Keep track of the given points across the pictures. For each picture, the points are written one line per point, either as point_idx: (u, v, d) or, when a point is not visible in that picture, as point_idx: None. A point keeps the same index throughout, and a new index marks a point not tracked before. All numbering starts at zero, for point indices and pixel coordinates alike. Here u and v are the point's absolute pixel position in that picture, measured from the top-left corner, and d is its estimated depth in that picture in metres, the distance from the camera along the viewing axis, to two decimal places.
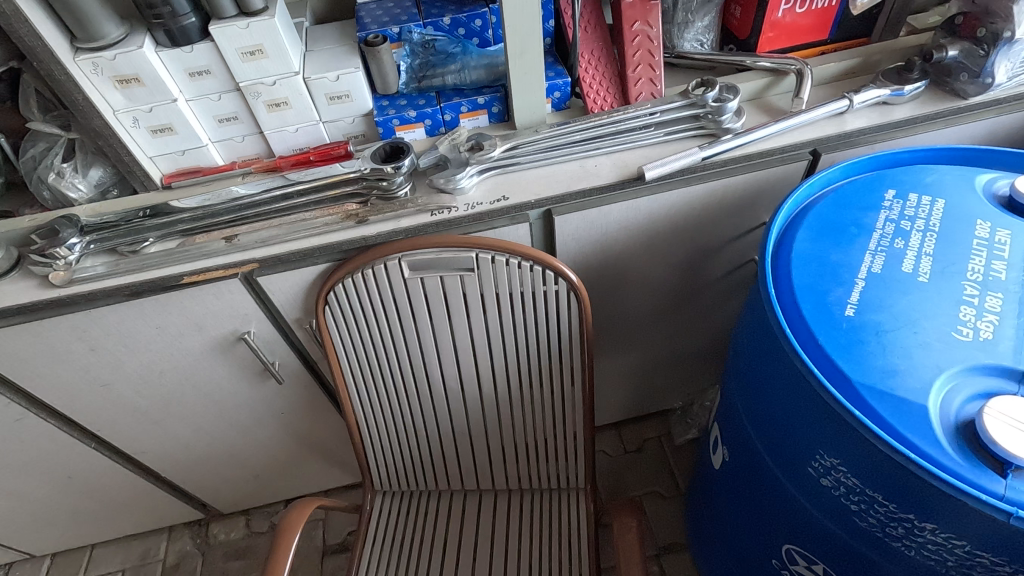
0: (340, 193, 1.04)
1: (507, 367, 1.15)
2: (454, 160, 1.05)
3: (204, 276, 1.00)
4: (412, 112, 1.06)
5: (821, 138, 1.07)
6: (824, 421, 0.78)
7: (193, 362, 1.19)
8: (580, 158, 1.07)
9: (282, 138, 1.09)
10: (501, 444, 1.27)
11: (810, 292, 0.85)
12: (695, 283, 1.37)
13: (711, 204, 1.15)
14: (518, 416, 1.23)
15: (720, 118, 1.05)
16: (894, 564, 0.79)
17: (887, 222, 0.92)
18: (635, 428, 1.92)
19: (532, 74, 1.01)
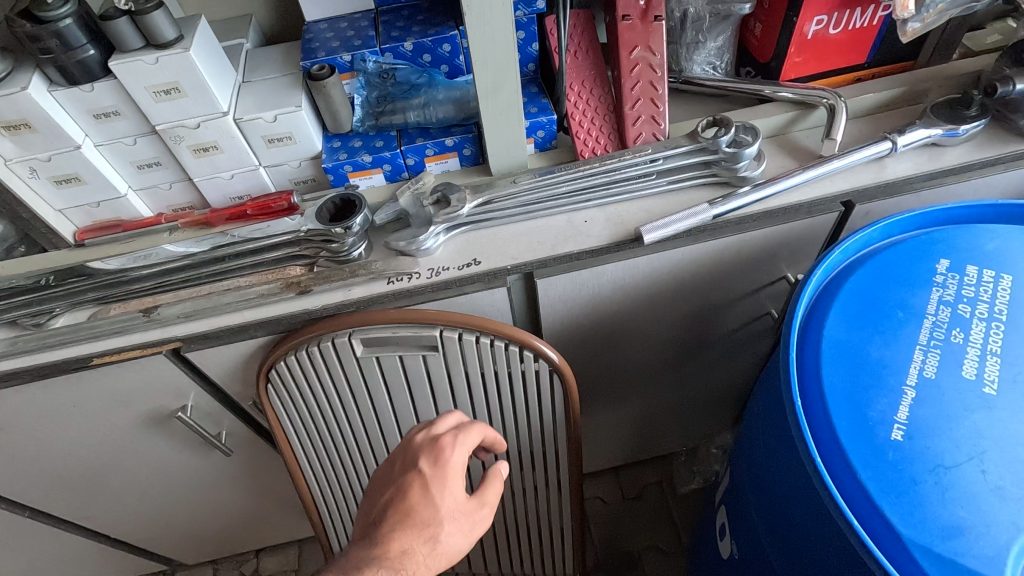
0: (280, 254, 0.88)
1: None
2: (417, 217, 0.88)
3: (118, 356, 0.84)
4: (367, 157, 0.89)
5: (856, 188, 0.89)
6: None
7: (126, 435, 1.04)
8: (567, 212, 0.90)
9: (215, 185, 0.92)
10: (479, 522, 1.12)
11: (845, 402, 0.69)
12: (703, 337, 1.20)
13: (722, 261, 0.98)
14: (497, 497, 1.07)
15: (736, 166, 0.87)
16: None
17: (940, 304, 0.75)
18: (634, 472, 1.76)
19: (508, 114, 0.83)
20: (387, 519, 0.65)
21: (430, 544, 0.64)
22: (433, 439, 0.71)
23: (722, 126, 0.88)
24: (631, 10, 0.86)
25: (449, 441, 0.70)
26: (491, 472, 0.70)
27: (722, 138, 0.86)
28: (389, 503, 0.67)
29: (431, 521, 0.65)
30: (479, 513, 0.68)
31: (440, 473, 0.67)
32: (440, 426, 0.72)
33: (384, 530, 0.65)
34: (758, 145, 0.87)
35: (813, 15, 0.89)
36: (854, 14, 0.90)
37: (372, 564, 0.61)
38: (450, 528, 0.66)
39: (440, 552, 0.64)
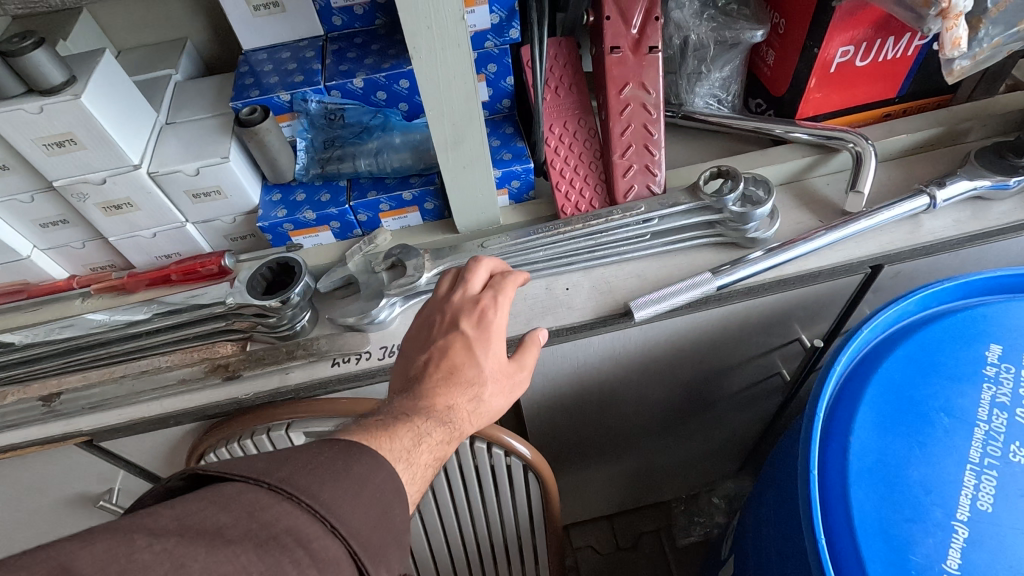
0: (207, 330, 0.75)
1: (448, 537, 0.87)
2: (368, 285, 0.75)
3: (14, 453, 0.72)
4: (310, 213, 0.76)
5: (887, 253, 0.75)
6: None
7: (47, 519, 0.92)
8: (544, 278, 0.77)
9: (135, 243, 0.79)
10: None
11: (885, 544, 0.58)
12: (705, 398, 1.07)
13: (727, 328, 0.85)
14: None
15: (744, 227, 0.74)
16: None
17: (994, 409, 0.64)
18: (630, 519, 1.63)
19: (474, 167, 0.70)
20: (429, 374, 0.62)
21: (474, 401, 0.62)
22: (472, 300, 0.67)
23: (730, 179, 0.75)
24: (622, 40, 0.73)
25: (491, 303, 0.66)
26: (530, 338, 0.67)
27: (732, 193, 0.73)
28: (430, 361, 0.63)
29: (475, 381, 0.62)
30: (517, 376, 0.65)
31: (485, 334, 0.64)
32: (475, 283, 0.68)
33: (427, 384, 0.62)
34: (773, 200, 0.74)
35: (838, 46, 0.75)
36: (886, 44, 0.76)
37: (421, 415, 0.58)
38: (489, 386, 0.63)
39: (481, 409, 0.62)
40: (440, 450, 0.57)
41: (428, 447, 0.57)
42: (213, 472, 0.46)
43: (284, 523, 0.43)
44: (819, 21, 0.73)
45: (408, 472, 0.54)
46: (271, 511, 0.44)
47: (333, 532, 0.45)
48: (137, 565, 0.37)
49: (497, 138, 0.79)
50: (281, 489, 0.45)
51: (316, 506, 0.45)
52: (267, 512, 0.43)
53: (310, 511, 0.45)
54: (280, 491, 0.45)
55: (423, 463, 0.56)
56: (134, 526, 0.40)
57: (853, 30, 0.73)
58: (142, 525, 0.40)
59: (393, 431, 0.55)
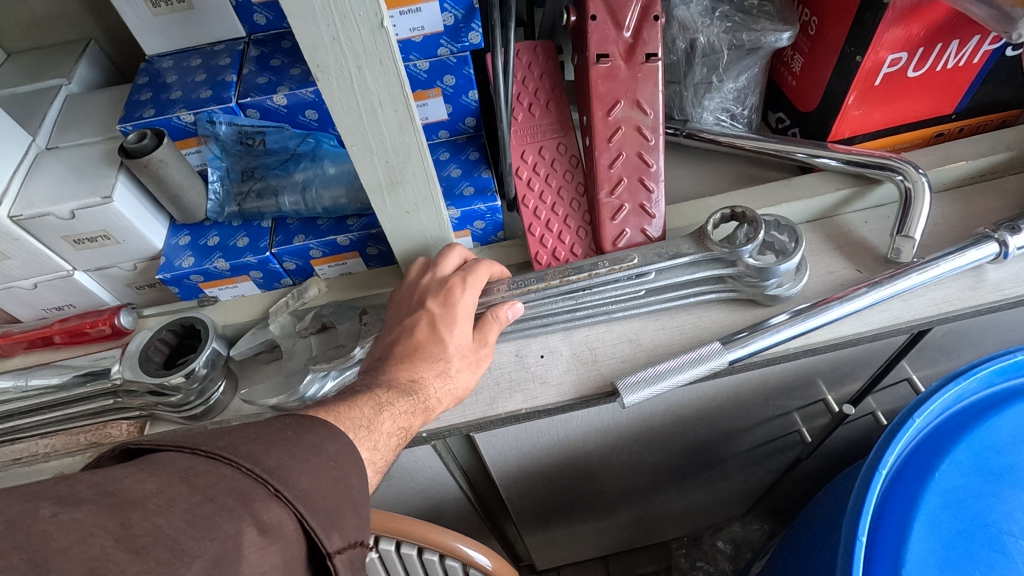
0: (94, 409, 0.60)
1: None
2: (294, 355, 0.60)
3: None
4: (221, 262, 0.61)
5: (944, 314, 0.59)
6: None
7: None
8: (513, 341, 0.62)
9: (13, 295, 0.64)
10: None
11: None
12: (711, 457, 0.92)
13: (739, 396, 0.70)
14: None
15: (762, 282, 0.59)
16: None
17: None
18: (626, 561, 1.49)
19: (421, 211, 0.55)
20: (393, 354, 0.53)
21: (442, 377, 0.52)
22: (440, 281, 0.57)
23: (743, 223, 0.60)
24: (611, 46, 0.57)
25: (459, 282, 0.56)
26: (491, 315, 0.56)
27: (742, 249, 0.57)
28: (395, 342, 0.54)
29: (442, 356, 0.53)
30: (483, 353, 0.55)
31: (451, 312, 0.54)
32: (448, 266, 0.57)
33: (391, 363, 0.52)
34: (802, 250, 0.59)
35: (888, 51, 0.59)
36: (948, 49, 0.60)
37: (382, 386, 0.48)
38: (455, 364, 0.53)
39: (451, 388, 0.53)
40: (404, 421, 0.47)
41: (390, 413, 0.46)
42: (143, 444, 0.33)
43: (224, 484, 0.31)
44: (863, 20, 0.57)
45: (367, 446, 0.43)
46: (207, 475, 0.31)
47: (278, 494, 0.32)
48: (37, 541, 0.25)
49: (457, 166, 0.64)
50: (218, 455, 0.32)
51: (257, 469, 0.33)
52: (202, 475, 0.31)
53: (250, 475, 0.32)
54: (215, 457, 0.32)
55: (386, 437, 0.45)
56: (36, 491, 0.27)
57: (909, 30, 0.57)
58: (50, 491, 0.28)
59: (350, 400, 0.46)
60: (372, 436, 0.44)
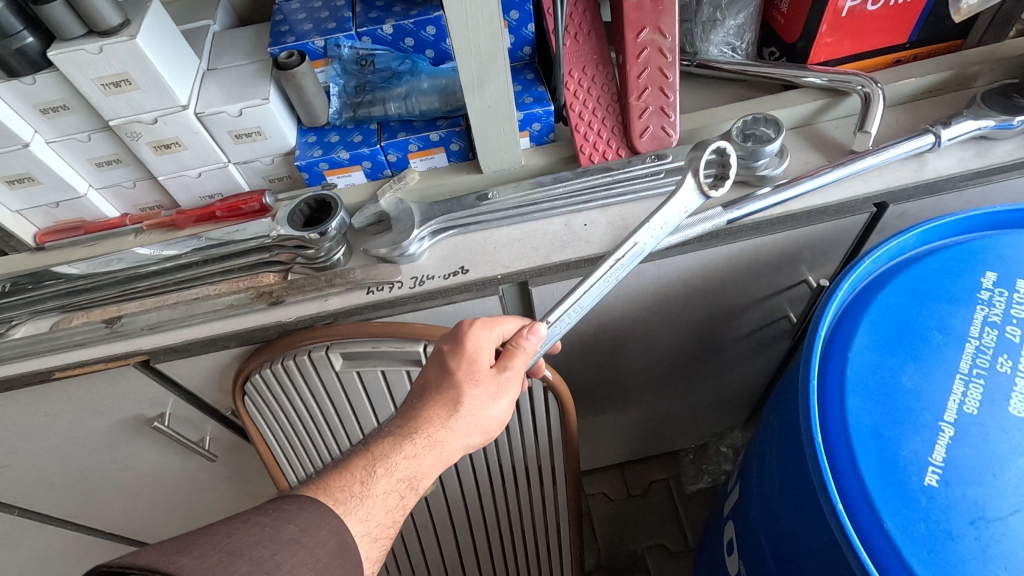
0: (252, 261, 0.81)
1: (460, 470, 0.95)
2: (399, 219, 0.80)
3: (81, 370, 0.79)
4: (344, 153, 0.81)
5: (892, 188, 0.79)
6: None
7: (103, 441, 1.01)
8: (564, 215, 0.81)
9: (181, 183, 0.84)
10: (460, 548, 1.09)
11: (871, 438, 0.61)
12: (713, 342, 1.12)
13: (734, 266, 0.89)
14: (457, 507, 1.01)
15: (756, 163, 0.77)
16: None
17: (985, 327, 0.67)
18: (640, 468, 1.70)
19: (498, 106, 0.75)
20: (412, 405, 0.69)
21: (451, 417, 0.67)
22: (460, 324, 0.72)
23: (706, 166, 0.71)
24: None
25: (471, 322, 0.70)
26: (516, 342, 0.69)
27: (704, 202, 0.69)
28: (420, 384, 0.71)
29: (449, 395, 0.67)
30: (504, 379, 0.68)
31: (459, 348, 0.68)
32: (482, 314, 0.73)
33: (409, 411, 0.68)
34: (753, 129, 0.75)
35: None
36: None
37: (384, 447, 0.64)
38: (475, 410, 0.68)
39: (460, 425, 0.67)
40: (405, 475, 0.63)
41: (386, 474, 0.62)
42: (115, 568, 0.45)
43: None
44: None
45: (359, 518, 0.58)
46: None
47: None
48: None
49: (519, 83, 0.83)
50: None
51: None
52: None
53: None
54: None
55: (376, 505, 0.60)
56: None
57: None
58: None
59: (348, 472, 0.61)
60: (362, 507, 0.59)
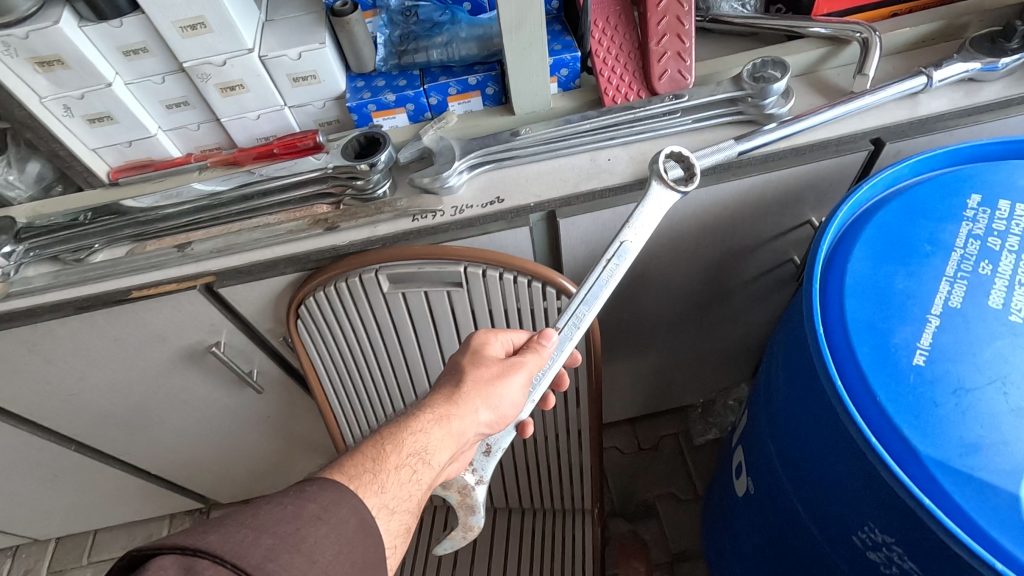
0: (308, 193, 0.89)
1: None
2: (440, 153, 0.89)
3: (156, 289, 0.89)
4: (390, 96, 0.89)
5: (887, 125, 0.88)
6: (892, 510, 0.64)
7: (161, 371, 1.09)
8: (589, 151, 0.89)
9: (242, 125, 0.93)
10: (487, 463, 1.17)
11: (866, 330, 0.69)
12: (723, 286, 1.19)
13: (743, 205, 0.97)
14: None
15: (763, 102, 0.86)
16: None
17: (969, 239, 0.75)
18: (650, 424, 1.78)
19: (533, 49, 0.83)
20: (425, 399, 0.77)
21: (460, 400, 0.74)
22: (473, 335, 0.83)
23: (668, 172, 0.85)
24: None
25: (483, 332, 0.81)
26: (532, 347, 0.79)
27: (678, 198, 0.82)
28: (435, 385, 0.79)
29: (460, 383, 0.76)
30: (511, 368, 0.77)
31: (472, 349, 0.79)
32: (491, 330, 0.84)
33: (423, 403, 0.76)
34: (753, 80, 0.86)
35: None
36: None
37: (393, 432, 0.70)
38: (487, 392, 0.76)
39: (469, 408, 0.74)
40: (416, 452, 0.69)
41: (397, 453, 0.68)
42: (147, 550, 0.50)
43: None
44: None
45: (376, 491, 0.63)
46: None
47: None
48: None
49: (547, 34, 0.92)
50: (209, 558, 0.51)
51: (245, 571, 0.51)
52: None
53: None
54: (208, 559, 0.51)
55: (390, 480, 0.65)
56: None
57: None
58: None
59: (360, 456, 0.66)
60: (377, 482, 0.64)
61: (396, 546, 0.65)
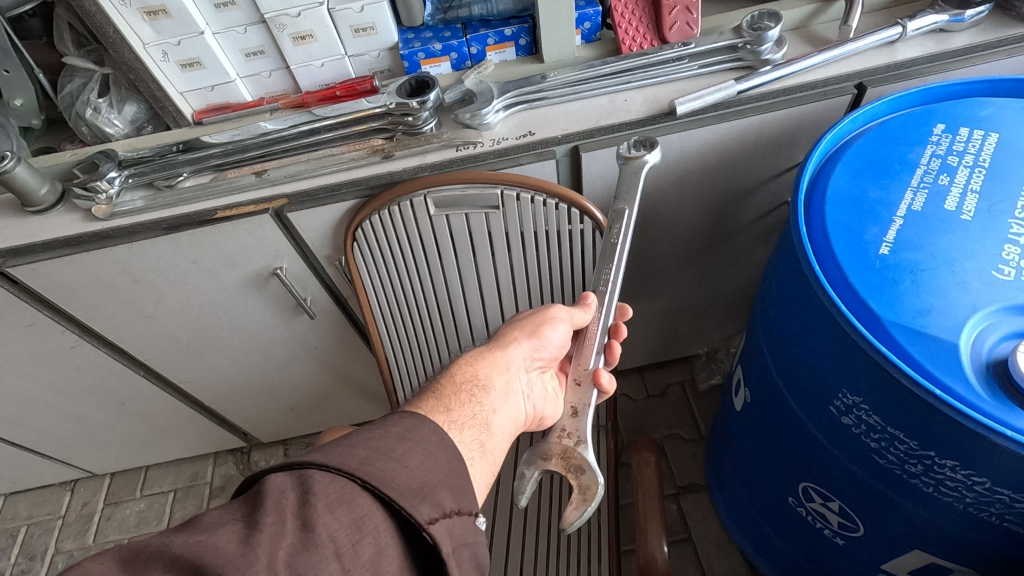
0: (366, 128, 1.04)
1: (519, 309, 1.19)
2: (480, 94, 1.03)
3: (236, 210, 1.03)
4: (438, 46, 1.04)
5: (868, 70, 1.01)
6: (860, 369, 0.77)
7: (228, 295, 1.24)
8: (609, 94, 1.04)
9: (308, 73, 1.08)
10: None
11: (842, 231, 0.83)
12: (726, 228, 1.32)
13: (746, 144, 1.09)
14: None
15: (759, 48, 0.99)
16: (901, 493, 0.83)
17: (932, 158, 0.88)
18: (658, 373, 1.92)
19: (562, 3, 0.97)
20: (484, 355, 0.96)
21: (509, 341, 0.93)
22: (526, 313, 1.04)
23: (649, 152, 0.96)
24: None
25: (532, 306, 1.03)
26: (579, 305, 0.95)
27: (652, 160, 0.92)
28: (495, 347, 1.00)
29: (510, 332, 0.95)
30: (548, 313, 0.96)
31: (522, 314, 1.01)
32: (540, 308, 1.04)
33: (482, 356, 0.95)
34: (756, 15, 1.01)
35: None
36: None
37: (451, 374, 0.86)
38: (518, 336, 0.93)
39: (516, 346, 0.92)
40: (476, 383, 0.84)
41: (456, 385, 0.82)
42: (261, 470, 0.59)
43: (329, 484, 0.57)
44: None
45: (444, 410, 0.77)
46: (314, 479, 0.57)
47: (362, 484, 0.58)
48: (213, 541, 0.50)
49: None
50: (310, 465, 0.59)
51: (345, 470, 0.58)
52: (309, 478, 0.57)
53: (340, 475, 0.58)
54: (310, 465, 0.59)
55: (454, 403, 0.79)
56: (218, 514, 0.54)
57: None
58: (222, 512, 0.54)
59: (426, 393, 0.81)
60: (444, 404, 0.78)
61: (471, 455, 0.75)
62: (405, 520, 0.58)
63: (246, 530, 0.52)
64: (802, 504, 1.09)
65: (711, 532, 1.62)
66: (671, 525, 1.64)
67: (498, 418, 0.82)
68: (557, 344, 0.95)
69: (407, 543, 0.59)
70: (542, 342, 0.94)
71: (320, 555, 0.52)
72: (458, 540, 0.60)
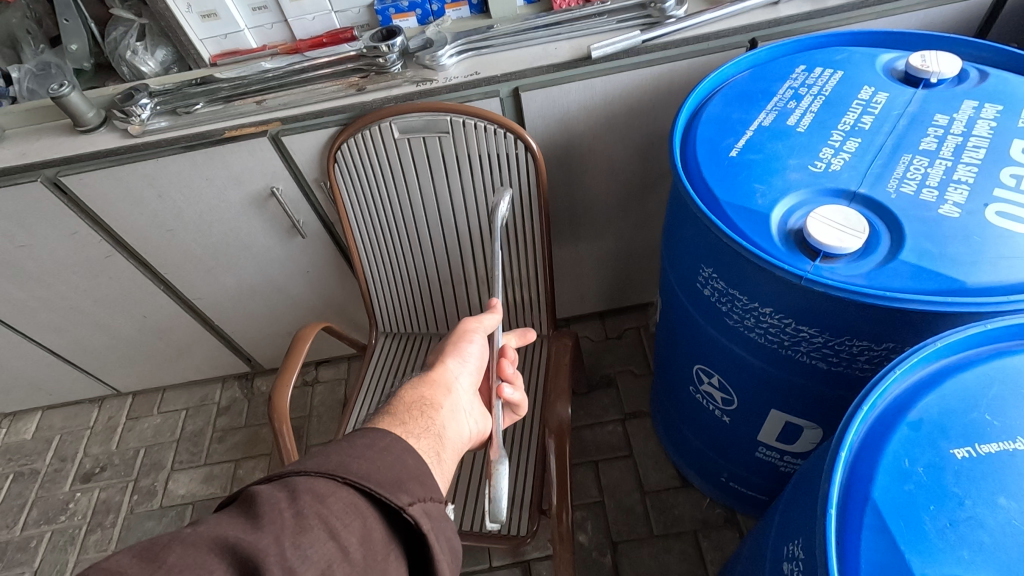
0: (346, 67, 1.29)
1: (470, 225, 1.42)
2: (438, 41, 1.28)
3: (240, 131, 1.28)
4: (406, 3, 1.30)
5: (756, 27, 1.23)
6: (709, 243, 0.99)
7: (234, 213, 1.50)
8: (543, 44, 1.27)
9: (303, 26, 1.34)
10: (465, 291, 1.56)
11: (706, 142, 1.05)
12: (658, 171, 1.53)
13: (660, 90, 1.31)
14: (467, 256, 1.48)
15: (663, 6, 1.23)
16: (746, 348, 1.04)
17: (788, 89, 1.09)
18: (617, 318, 2.13)
19: None
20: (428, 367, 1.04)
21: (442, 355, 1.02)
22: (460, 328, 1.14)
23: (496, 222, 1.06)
24: None
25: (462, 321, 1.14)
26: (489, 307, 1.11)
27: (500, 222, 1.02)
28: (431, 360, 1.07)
29: (442, 350, 1.05)
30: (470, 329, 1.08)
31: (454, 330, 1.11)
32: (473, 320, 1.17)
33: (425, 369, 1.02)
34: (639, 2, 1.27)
35: None
36: None
37: (396, 395, 0.92)
38: (451, 351, 1.03)
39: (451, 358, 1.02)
40: (416, 396, 0.92)
41: (401, 401, 0.90)
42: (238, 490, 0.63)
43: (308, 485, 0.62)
44: None
45: (399, 424, 0.83)
46: (296, 483, 0.62)
47: (341, 480, 0.63)
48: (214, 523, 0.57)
49: None
50: (289, 472, 0.63)
51: (323, 469, 0.64)
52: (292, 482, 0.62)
53: (323, 476, 0.63)
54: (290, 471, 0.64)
55: (407, 417, 0.86)
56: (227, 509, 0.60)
57: None
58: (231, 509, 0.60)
59: (378, 414, 0.87)
60: (396, 418, 0.85)
61: (430, 461, 0.82)
62: (384, 504, 0.64)
63: (249, 521, 0.58)
64: (698, 388, 1.30)
65: (650, 450, 1.82)
66: (615, 444, 1.85)
67: (449, 431, 0.88)
68: (482, 353, 1.06)
69: (391, 527, 0.65)
70: (470, 354, 1.04)
71: (315, 536, 0.58)
72: (435, 521, 0.66)
